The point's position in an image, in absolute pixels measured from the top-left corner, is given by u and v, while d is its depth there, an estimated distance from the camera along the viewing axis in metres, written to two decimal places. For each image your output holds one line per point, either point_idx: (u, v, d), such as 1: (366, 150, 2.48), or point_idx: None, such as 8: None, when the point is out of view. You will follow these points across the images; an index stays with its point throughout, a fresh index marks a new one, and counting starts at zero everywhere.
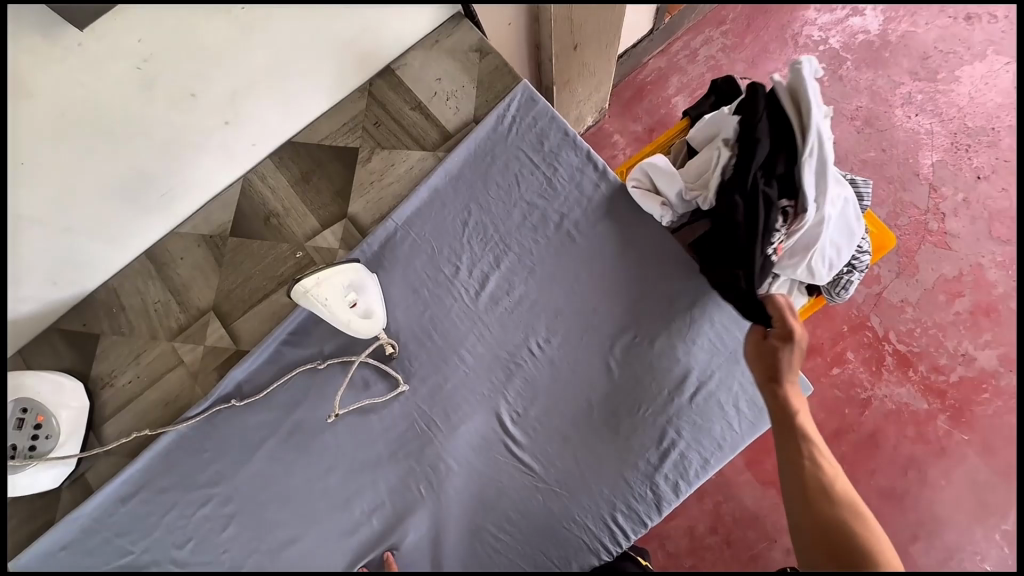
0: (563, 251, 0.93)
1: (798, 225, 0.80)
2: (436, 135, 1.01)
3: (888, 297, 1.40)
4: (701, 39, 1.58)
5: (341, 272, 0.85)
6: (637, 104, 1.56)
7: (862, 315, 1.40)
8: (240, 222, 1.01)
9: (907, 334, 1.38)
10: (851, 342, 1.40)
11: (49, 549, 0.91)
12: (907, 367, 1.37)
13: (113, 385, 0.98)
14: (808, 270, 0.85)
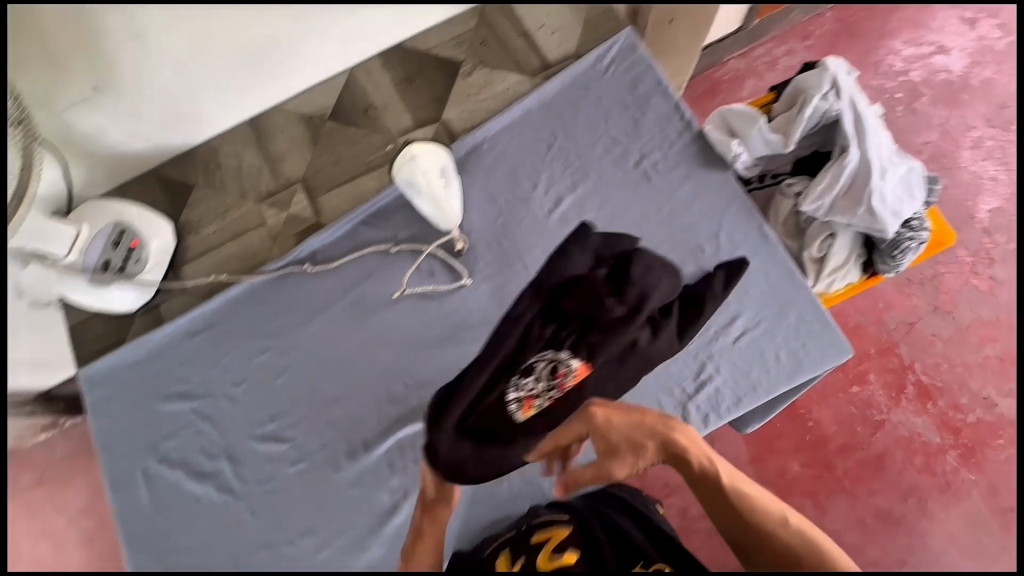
0: (638, 187, 0.98)
1: (846, 159, 0.89)
2: (537, 63, 1.07)
3: (920, 329, 1.33)
4: (783, 49, 1.53)
5: (439, 156, 0.93)
6: (709, 102, 1.51)
7: (890, 341, 1.33)
8: (340, 109, 1.08)
9: (932, 367, 1.30)
10: (876, 364, 1.31)
11: (119, 363, 1.00)
12: (926, 400, 1.29)
13: (198, 232, 1.06)
14: (869, 212, 0.88)
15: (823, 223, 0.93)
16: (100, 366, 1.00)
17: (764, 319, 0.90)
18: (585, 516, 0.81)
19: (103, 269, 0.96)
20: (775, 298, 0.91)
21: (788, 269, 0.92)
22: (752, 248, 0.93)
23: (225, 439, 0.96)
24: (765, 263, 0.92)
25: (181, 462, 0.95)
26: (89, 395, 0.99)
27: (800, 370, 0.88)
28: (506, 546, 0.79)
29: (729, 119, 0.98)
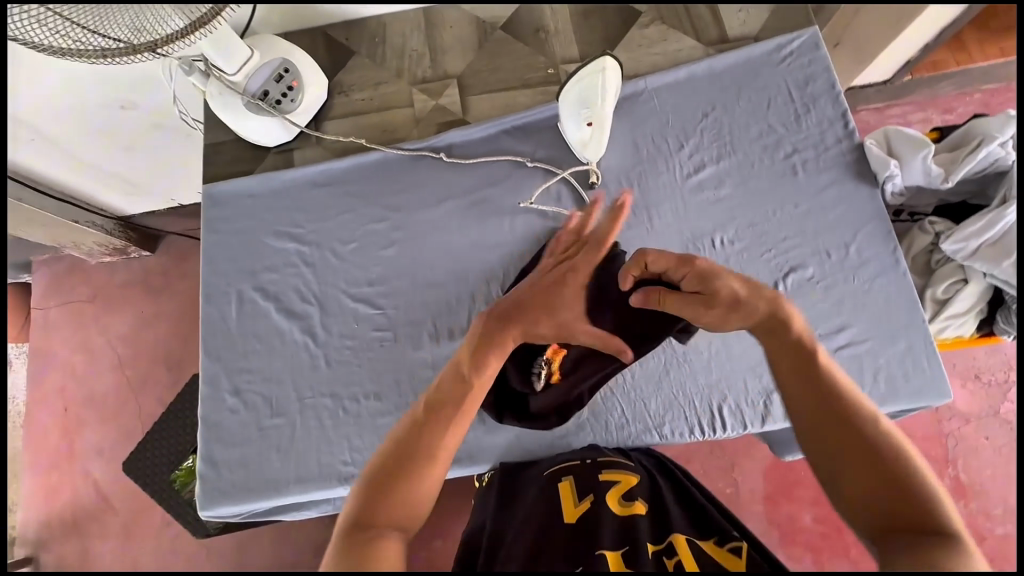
0: (781, 179, 0.98)
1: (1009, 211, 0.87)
2: (715, 35, 1.08)
3: (977, 428, 1.24)
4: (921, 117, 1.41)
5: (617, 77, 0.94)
6: None
7: (942, 429, 1.24)
8: (513, 22, 1.10)
9: (978, 469, 1.21)
10: (919, 446, 1.24)
11: (244, 190, 1.04)
12: (961, 497, 1.20)
13: (347, 95, 1.09)
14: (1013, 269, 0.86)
15: (959, 267, 0.91)
16: (224, 188, 1.04)
17: (872, 339, 0.89)
18: (652, 479, 0.79)
19: (259, 98, 0.99)
20: (890, 322, 0.90)
21: (911, 299, 0.91)
22: (880, 268, 0.92)
23: (320, 288, 0.99)
24: (888, 288, 0.91)
25: (274, 296, 0.99)
26: (207, 210, 1.04)
27: (895, 397, 0.87)
28: (570, 474, 0.78)
29: (894, 140, 0.98)
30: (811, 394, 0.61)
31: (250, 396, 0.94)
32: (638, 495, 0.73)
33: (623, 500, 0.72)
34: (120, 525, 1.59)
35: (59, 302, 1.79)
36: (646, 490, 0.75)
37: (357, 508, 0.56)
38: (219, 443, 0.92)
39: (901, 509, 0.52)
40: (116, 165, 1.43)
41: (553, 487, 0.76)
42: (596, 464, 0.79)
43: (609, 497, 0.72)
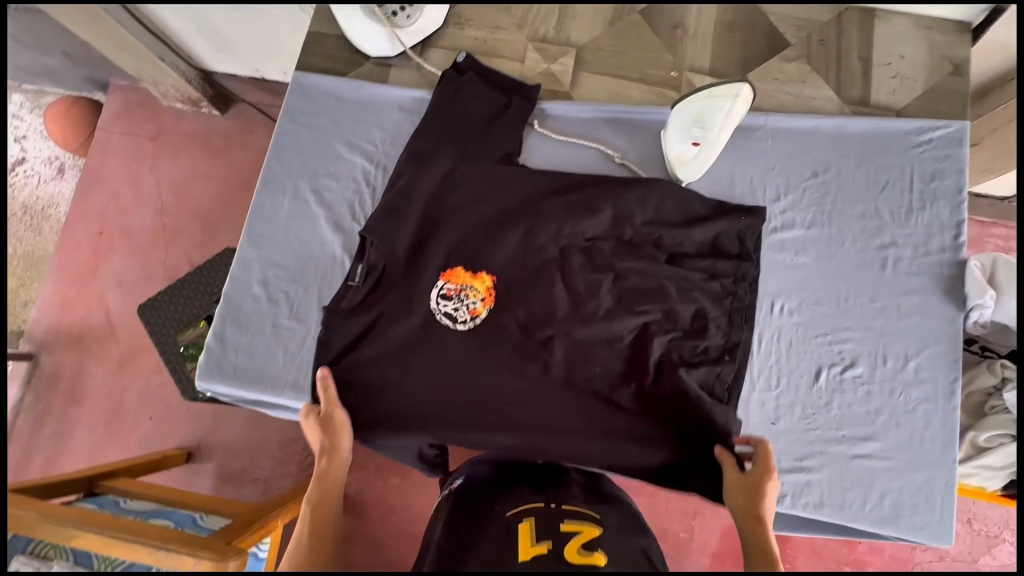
0: (867, 268, 0.92)
1: None
2: (856, 95, 0.99)
3: None
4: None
5: (704, 102, 0.86)
6: None
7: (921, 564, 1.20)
8: (654, 10, 1.03)
9: None
10: None
11: (331, 89, 1.02)
12: None
13: (461, 28, 1.04)
14: None
15: (1012, 422, 0.86)
16: (315, 81, 1.02)
17: (894, 459, 0.85)
18: (618, 519, 0.67)
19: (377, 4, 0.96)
20: (920, 450, 0.85)
21: (950, 436, 0.86)
22: (931, 392, 0.87)
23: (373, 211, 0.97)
24: (930, 416, 0.86)
25: (328, 205, 0.98)
26: (292, 97, 1.02)
27: (892, 522, 0.84)
28: (533, 515, 0.65)
29: (1000, 271, 0.90)
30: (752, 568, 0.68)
31: (276, 291, 0.94)
32: (600, 547, 0.59)
33: (583, 550, 0.58)
34: (118, 355, 1.66)
35: (122, 130, 1.81)
36: (613, 540, 0.61)
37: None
38: (233, 325, 0.93)
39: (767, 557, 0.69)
40: (216, 20, 1.42)
41: (512, 527, 0.63)
42: (560, 510, 0.66)
43: (568, 546, 0.58)
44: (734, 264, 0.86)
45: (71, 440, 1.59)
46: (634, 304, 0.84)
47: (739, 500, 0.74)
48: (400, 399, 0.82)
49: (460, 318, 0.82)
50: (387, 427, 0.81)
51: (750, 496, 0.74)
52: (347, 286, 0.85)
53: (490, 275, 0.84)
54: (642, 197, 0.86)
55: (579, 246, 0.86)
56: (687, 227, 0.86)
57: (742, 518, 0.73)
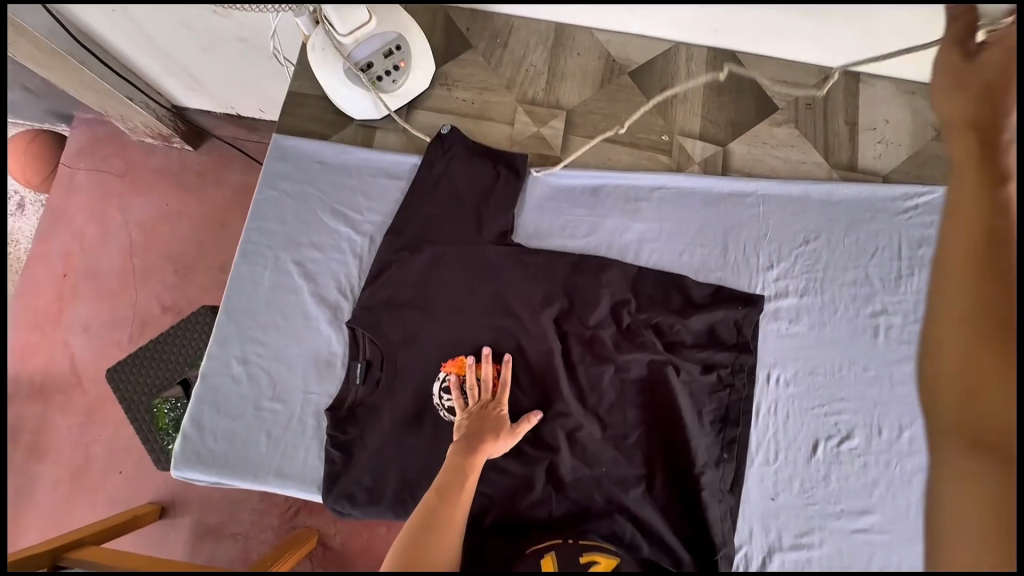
0: (861, 338, 0.92)
1: None
2: (844, 159, 1.00)
3: None
4: None
5: None
6: None
7: None
8: (644, 72, 1.03)
9: None
10: None
11: (313, 153, 0.98)
12: None
13: (450, 90, 1.02)
14: None
15: None
16: (296, 144, 0.99)
17: (892, 533, 0.85)
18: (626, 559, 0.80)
19: (361, 69, 0.93)
20: (916, 522, 0.86)
21: None
22: (926, 464, 0.88)
23: (360, 283, 0.94)
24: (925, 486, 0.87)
25: (312, 276, 0.94)
26: (272, 161, 0.98)
27: None
28: (553, 550, 0.77)
29: None
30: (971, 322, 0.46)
31: (257, 369, 0.90)
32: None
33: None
34: (85, 405, 1.57)
35: (88, 167, 1.72)
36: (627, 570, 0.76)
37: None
38: (212, 407, 0.88)
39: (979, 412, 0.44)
40: (189, 62, 1.36)
41: None
42: (579, 544, 0.79)
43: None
44: (732, 354, 0.90)
45: (34, 499, 1.49)
46: (635, 394, 0.88)
47: (958, 238, 0.49)
48: (408, 491, 0.85)
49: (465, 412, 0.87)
50: (392, 512, 0.84)
51: (977, 207, 0.49)
52: (348, 386, 0.89)
53: (494, 364, 0.89)
54: (637, 288, 0.92)
55: (581, 336, 0.91)
56: (681, 315, 0.90)
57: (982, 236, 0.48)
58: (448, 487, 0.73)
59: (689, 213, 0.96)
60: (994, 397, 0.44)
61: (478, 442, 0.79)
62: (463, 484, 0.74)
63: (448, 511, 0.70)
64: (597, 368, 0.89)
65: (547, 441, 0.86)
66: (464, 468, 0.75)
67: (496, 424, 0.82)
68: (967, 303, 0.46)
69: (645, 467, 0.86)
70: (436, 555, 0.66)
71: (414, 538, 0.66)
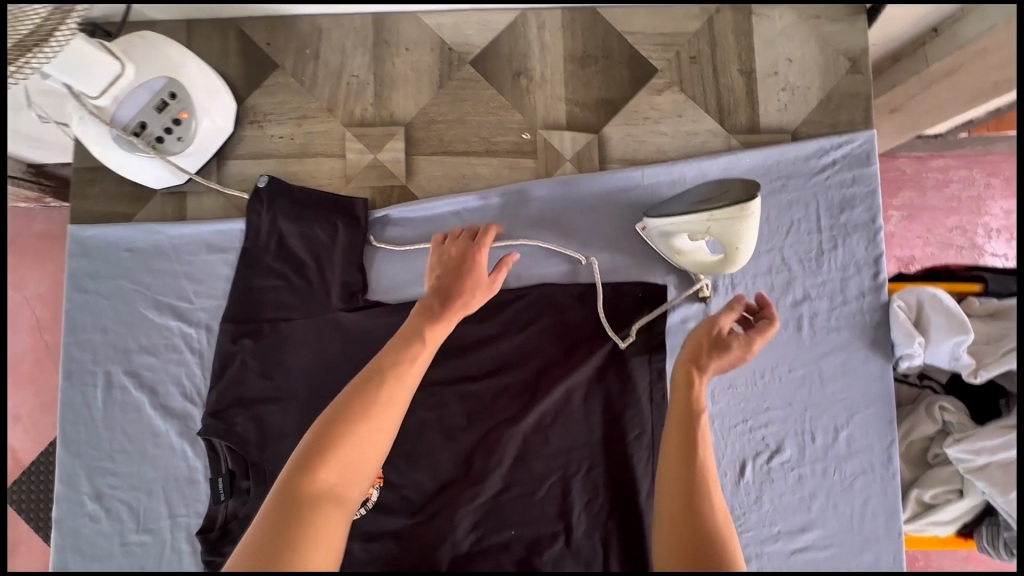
0: (783, 334, 0.80)
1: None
2: (743, 119, 0.83)
3: None
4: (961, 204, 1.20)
5: None
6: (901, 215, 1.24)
7: None
8: (489, 56, 0.84)
9: None
10: None
11: (116, 241, 0.83)
12: None
13: (261, 127, 0.84)
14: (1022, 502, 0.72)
15: (958, 476, 0.77)
16: (95, 233, 0.83)
17: (834, 546, 0.77)
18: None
19: (134, 133, 0.75)
20: (863, 529, 0.77)
21: (893, 506, 0.77)
22: (868, 464, 0.78)
23: (205, 383, 0.81)
24: (869, 488, 0.78)
25: (150, 386, 0.81)
26: (73, 260, 0.83)
27: None
28: None
29: (927, 309, 0.77)
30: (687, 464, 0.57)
31: (113, 503, 0.80)
32: None
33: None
34: None
35: None
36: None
37: (266, 532, 0.50)
38: (74, 554, 0.79)
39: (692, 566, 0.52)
40: None
41: None
42: None
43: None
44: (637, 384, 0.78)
45: None
46: (534, 449, 0.79)
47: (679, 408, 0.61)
48: None
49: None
50: None
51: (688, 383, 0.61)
52: (215, 503, 0.79)
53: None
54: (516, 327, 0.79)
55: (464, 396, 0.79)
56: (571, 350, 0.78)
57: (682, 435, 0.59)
58: (404, 346, 0.62)
59: (569, 224, 0.81)
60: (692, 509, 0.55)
61: (446, 306, 0.66)
62: (415, 360, 0.61)
63: (389, 389, 0.58)
64: (485, 430, 0.79)
65: (443, 520, 0.77)
66: (419, 333, 0.63)
67: (467, 278, 0.68)
68: (679, 451, 0.58)
69: (556, 528, 0.78)
70: (344, 454, 0.54)
71: (330, 428, 0.55)
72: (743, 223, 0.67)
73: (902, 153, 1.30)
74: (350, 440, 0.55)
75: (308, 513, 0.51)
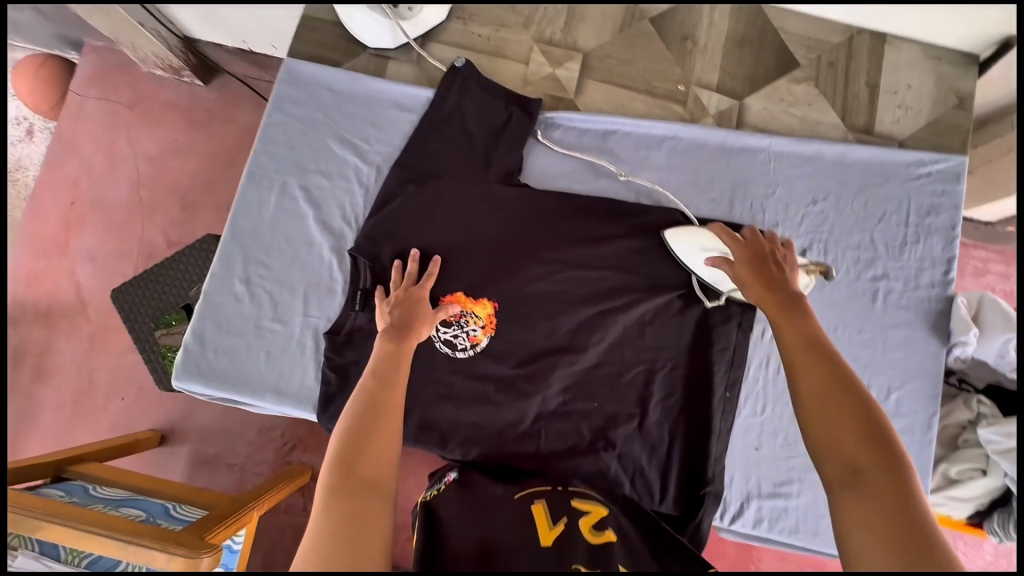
0: (859, 301, 0.93)
1: None
2: (860, 122, 0.99)
3: None
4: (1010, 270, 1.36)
5: None
6: None
7: None
8: (666, 19, 1.00)
9: None
10: None
11: (323, 80, 0.97)
12: None
13: (465, 24, 1.00)
14: None
15: (985, 457, 0.89)
16: (307, 69, 0.97)
17: None
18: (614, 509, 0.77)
19: None
20: None
21: (925, 468, 0.88)
22: (910, 425, 0.89)
23: (365, 213, 0.94)
24: (907, 447, 0.88)
25: (316, 203, 0.94)
26: (282, 85, 0.97)
27: None
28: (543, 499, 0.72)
29: (985, 310, 0.91)
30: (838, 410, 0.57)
31: (259, 290, 0.91)
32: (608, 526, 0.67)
33: (594, 528, 0.66)
34: (90, 332, 1.48)
35: (98, 95, 1.58)
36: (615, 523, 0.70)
37: (327, 516, 0.56)
38: (213, 324, 0.90)
39: (836, 450, 0.55)
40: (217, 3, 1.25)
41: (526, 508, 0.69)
42: (569, 494, 0.74)
43: (580, 524, 0.66)
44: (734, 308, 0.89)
45: (35, 421, 1.43)
46: (630, 339, 0.90)
47: (809, 370, 0.61)
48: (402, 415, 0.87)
49: (460, 345, 0.90)
50: None
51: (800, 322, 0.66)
52: (347, 312, 0.90)
53: (492, 303, 0.91)
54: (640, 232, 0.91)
55: (582, 279, 0.91)
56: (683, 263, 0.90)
57: (805, 338, 0.64)
58: (382, 367, 0.72)
59: (701, 165, 0.96)
60: (852, 449, 0.55)
61: (403, 328, 0.79)
62: (399, 368, 0.73)
63: (387, 394, 0.68)
64: (592, 310, 0.90)
65: (540, 376, 0.89)
66: (396, 354, 0.75)
67: (421, 304, 0.83)
68: (820, 374, 0.60)
69: (634, 409, 0.89)
70: (374, 452, 0.62)
71: (352, 432, 0.63)
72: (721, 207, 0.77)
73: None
74: (369, 447, 0.63)
75: (363, 495, 0.58)
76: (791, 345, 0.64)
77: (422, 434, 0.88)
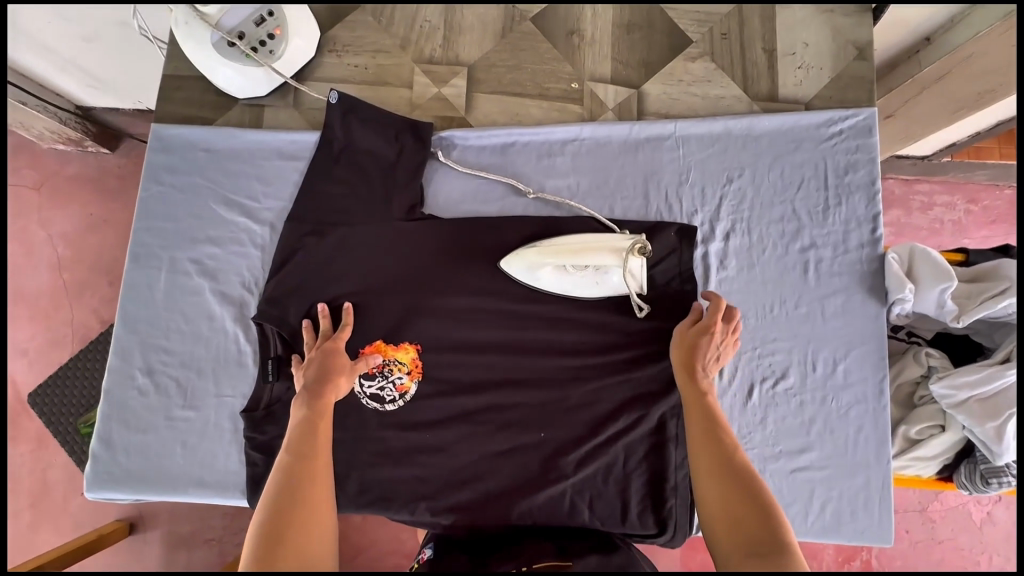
0: (791, 276, 0.89)
1: (1007, 369, 0.81)
2: (763, 90, 0.95)
3: (945, 558, 1.12)
4: None
5: None
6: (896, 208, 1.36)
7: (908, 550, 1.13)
8: (548, 16, 0.96)
9: None
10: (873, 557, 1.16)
11: (196, 141, 0.91)
12: None
13: (339, 56, 0.94)
14: (1000, 428, 0.80)
15: (940, 412, 0.86)
16: (177, 132, 0.91)
17: (830, 467, 0.85)
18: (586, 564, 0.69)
19: (235, 38, 0.84)
20: (857, 453, 0.85)
21: (885, 436, 0.85)
22: (862, 395, 0.86)
23: (264, 276, 0.88)
24: (862, 417, 0.86)
25: (211, 274, 0.88)
26: (154, 154, 0.90)
27: (836, 532, 0.83)
28: None
29: (917, 261, 0.87)
30: (710, 453, 0.67)
31: (164, 379, 0.85)
32: None
33: None
34: None
35: None
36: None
37: None
38: (119, 425, 0.84)
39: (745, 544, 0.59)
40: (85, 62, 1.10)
41: None
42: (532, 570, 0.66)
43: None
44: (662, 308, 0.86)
45: None
46: (564, 359, 0.86)
47: (711, 465, 0.67)
48: None
49: (388, 397, 0.85)
50: None
51: (697, 394, 0.73)
52: (262, 384, 0.84)
53: (414, 346, 0.86)
54: None
55: (504, 306, 0.86)
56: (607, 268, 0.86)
57: (707, 430, 0.69)
58: (305, 436, 0.68)
59: (608, 163, 0.91)
60: (751, 528, 0.60)
61: (321, 387, 0.74)
62: (318, 436, 0.68)
63: (310, 471, 0.64)
64: (520, 335, 0.86)
65: (474, 414, 0.85)
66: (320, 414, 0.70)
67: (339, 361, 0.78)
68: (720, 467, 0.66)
69: (581, 431, 0.84)
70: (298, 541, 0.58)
71: (270, 524, 0.59)
72: (551, 271, 0.81)
73: (891, 174, 1.40)
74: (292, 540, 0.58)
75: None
76: (704, 447, 0.68)
77: (362, 498, 0.83)
